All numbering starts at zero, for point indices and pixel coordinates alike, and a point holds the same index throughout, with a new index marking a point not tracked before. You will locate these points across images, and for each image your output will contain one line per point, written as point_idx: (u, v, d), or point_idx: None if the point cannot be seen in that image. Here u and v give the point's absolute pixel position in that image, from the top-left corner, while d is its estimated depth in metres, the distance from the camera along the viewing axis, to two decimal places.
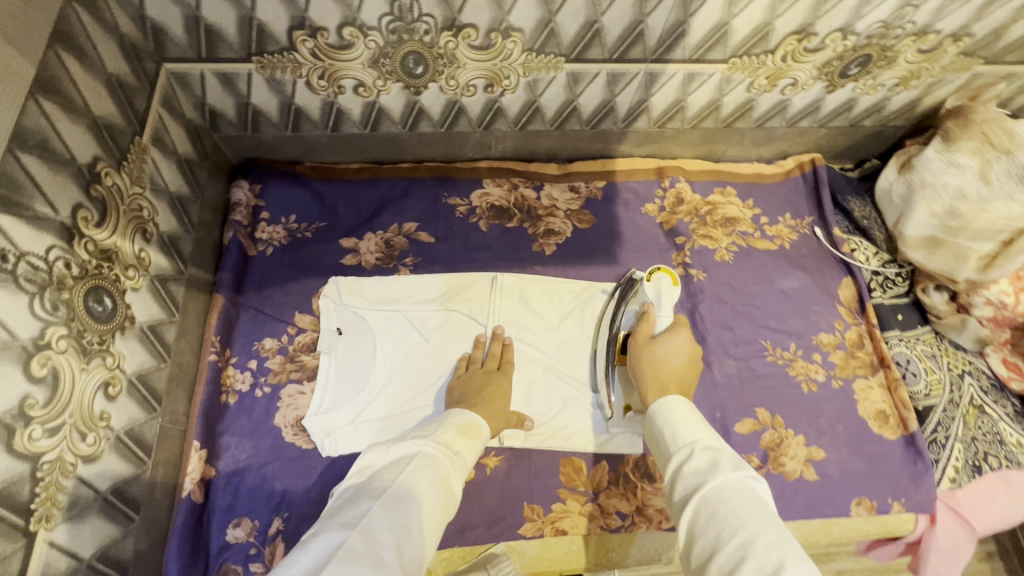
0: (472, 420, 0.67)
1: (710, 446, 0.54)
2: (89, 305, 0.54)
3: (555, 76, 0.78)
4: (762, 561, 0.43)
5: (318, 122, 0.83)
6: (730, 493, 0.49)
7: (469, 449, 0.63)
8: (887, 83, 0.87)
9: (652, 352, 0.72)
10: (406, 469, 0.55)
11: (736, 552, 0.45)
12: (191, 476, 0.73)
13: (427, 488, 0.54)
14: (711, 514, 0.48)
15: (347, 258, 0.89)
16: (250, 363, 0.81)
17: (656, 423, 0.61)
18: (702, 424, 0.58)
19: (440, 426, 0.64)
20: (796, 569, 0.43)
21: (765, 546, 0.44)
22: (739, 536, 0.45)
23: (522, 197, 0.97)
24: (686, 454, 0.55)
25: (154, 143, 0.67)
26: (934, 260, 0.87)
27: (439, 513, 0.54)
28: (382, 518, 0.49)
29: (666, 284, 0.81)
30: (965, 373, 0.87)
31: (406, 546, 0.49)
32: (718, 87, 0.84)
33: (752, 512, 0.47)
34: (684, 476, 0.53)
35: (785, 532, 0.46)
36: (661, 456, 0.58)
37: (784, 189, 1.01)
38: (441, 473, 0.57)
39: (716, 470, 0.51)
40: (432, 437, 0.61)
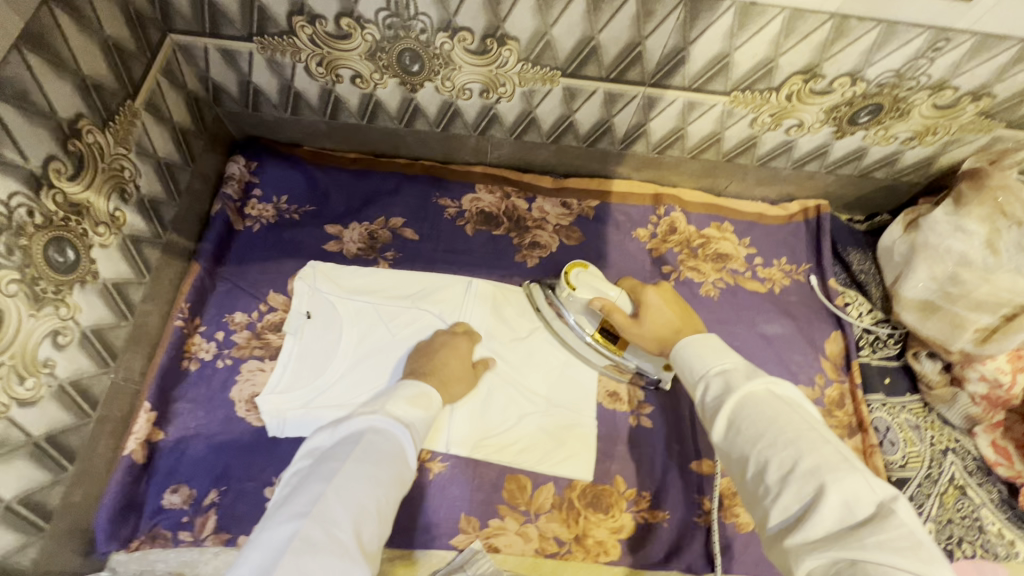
0: (421, 390, 0.66)
1: (722, 370, 0.57)
2: (49, 254, 0.56)
3: (551, 89, 0.78)
4: (781, 462, 0.47)
5: (316, 108, 0.85)
6: (746, 408, 0.52)
7: (421, 419, 0.63)
8: (900, 135, 0.83)
9: (647, 330, 0.72)
10: (354, 448, 0.55)
11: (761, 460, 0.49)
12: (136, 436, 0.74)
13: (381, 463, 0.55)
14: (734, 426, 0.52)
15: (330, 244, 0.90)
16: (217, 333, 0.82)
17: (677, 361, 0.63)
18: (712, 349, 0.59)
19: (390, 397, 0.64)
20: (811, 456, 0.46)
21: (783, 445, 0.48)
22: (758, 446, 0.49)
23: (513, 206, 0.97)
24: (704, 386, 0.57)
25: (147, 109, 0.70)
26: (929, 325, 0.82)
27: (395, 486, 0.55)
28: (336, 501, 0.50)
29: (585, 275, 0.79)
30: (949, 451, 0.82)
31: (362, 526, 0.50)
32: (719, 119, 0.82)
33: (771, 418, 0.50)
34: (707, 403, 0.56)
35: (805, 427, 0.49)
36: (686, 383, 0.61)
37: (784, 232, 0.98)
38: (394, 447, 0.57)
39: (731, 391, 0.54)
40: (382, 410, 0.60)
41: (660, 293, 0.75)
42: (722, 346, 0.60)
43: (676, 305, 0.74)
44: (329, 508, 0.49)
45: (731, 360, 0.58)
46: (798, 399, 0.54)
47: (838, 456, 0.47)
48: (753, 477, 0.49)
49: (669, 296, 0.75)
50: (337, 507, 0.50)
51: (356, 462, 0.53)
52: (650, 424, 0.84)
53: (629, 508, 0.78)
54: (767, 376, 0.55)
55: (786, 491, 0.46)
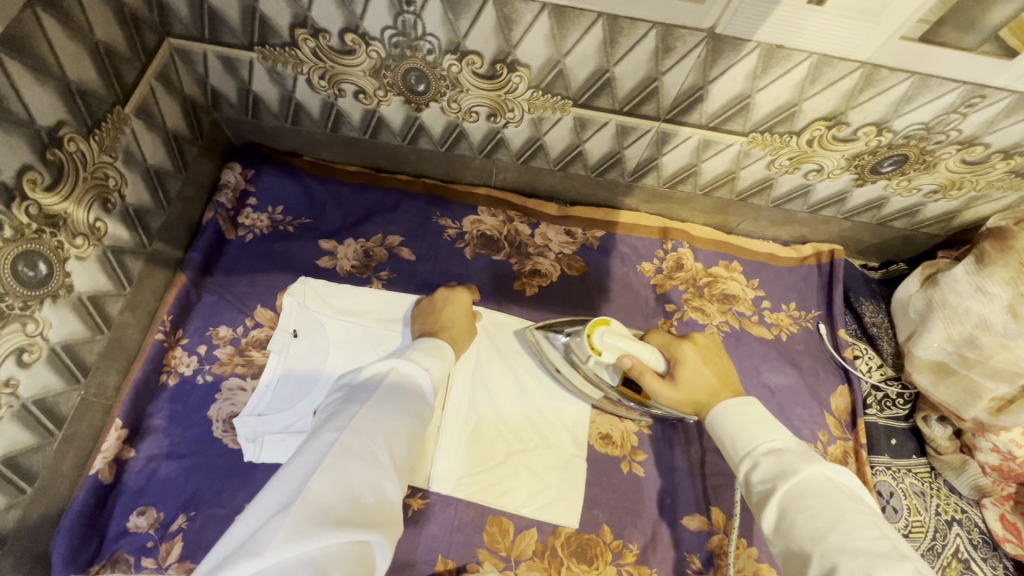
0: (438, 342, 0.69)
1: (772, 450, 0.56)
2: (18, 269, 0.53)
3: (561, 118, 0.74)
4: (849, 572, 0.45)
5: (317, 120, 0.82)
6: (805, 498, 0.51)
7: (441, 364, 0.66)
8: (924, 187, 0.79)
9: (684, 392, 0.66)
10: (381, 382, 0.58)
11: (826, 562, 0.47)
12: (103, 455, 0.71)
13: (405, 396, 0.58)
14: (794, 518, 0.50)
15: (323, 260, 0.87)
16: (199, 347, 0.80)
17: (717, 430, 0.62)
18: (756, 422, 0.59)
19: (410, 347, 0.67)
20: (886, 572, 0.44)
21: (852, 551, 0.46)
22: (824, 549, 0.47)
23: (515, 230, 0.93)
24: (751, 465, 0.57)
25: (138, 115, 0.67)
26: (941, 390, 0.78)
27: (419, 415, 0.58)
28: (369, 420, 0.53)
29: (612, 335, 0.68)
30: (954, 522, 0.78)
31: (393, 444, 0.53)
32: (735, 159, 0.78)
33: (834, 516, 0.49)
34: (755, 484, 0.56)
35: (873, 532, 0.47)
36: (728, 456, 0.61)
37: (794, 276, 0.94)
38: (416, 385, 0.60)
39: (786, 476, 0.53)
40: (404, 354, 0.64)
41: (697, 349, 0.69)
42: (765, 417, 0.60)
43: (710, 358, 0.69)
44: (363, 422, 0.52)
45: (780, 437, 0.57)
46: (857, 492, 0.53)
47: (916, 574, 0.43)
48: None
49: (704, 351, 0.70)
50: (372, 422, 0.53)
51: (383, 393, 0.57)
52: (642, 472, 0.80)
53: (614, 560, 0.74)
54: (824, 461, 0.54)
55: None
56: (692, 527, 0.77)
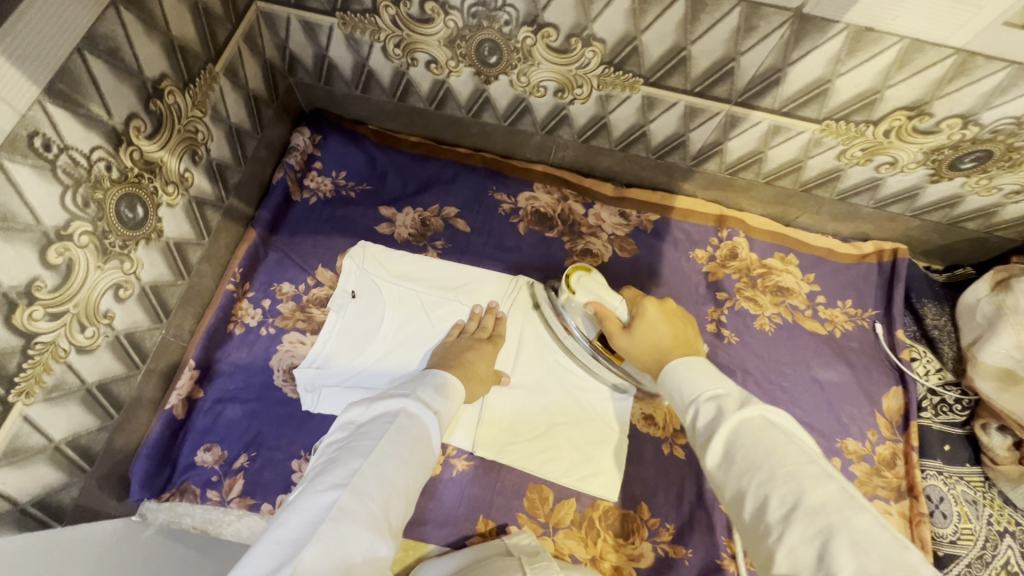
0: (448, 380, 0.65)
1: (714, 396, 0.52)
2: (120, 210, 0.57)
3: (629, 96, 0.74)
4: (781, 496, 0.42)
5: (386, 88, 0.84)
6: (742, 437, 0.47)
7: (449, 409, 0.61)
8: (1005, 187, 0.76)
9: (637, 346, 0.67)
10: (390, 427, 0.53)
11: (759, 495, 0.43)
12: (179, 391, 0.76)
13: (414, 444, 0.53)
14: (733, 456, 0.47)
15: (382, 226, 0.90)
16: (264, 301, 0.84)
17: (666, 387, 0.59)
18: (698, 372, 0.56)
19: (419, 384, 0.62)
20: (814, 492, 0.41)
21: (782, 480, 0.43)
22: (754, 478, 0.44)
23: (569, 209, 0.94)
24: (696, 411, 0.53)
25: (226, 74, 0.70)
26: (1005, 398, 0.75)
27: (423, 471, 0.53)
28: (372, 478, 0.47)
29: (589, 281, 0.74)
30: (1008, 534, 0.75)
31: (391, 504, 0.48)
32: (804, 147, 0.77)
33: (769, 449, 0.45)
34: (699, 429, 0.52)
35: (805, 461, 0.43)
36: (677, 409, 0.57)
37: (853, 273, 0.92)
38: (424, 431, 0.55)
39: (723, 417, 0.49)
40: (415, 394, 0.58)
41: (658, 306, 0.69)
42: (714, 371, 0.56)
43: (672, 320, 0.68)
44: (364, 480, 0.47)
45: (724, 384, 0.53)
46: (796, 429, 0.49)
47: (844, 493, 0.41)
48: (754, 515, 0.43)
49: (670, 312, 0.69)
50: (372, 481, 0.47)
51: (393, 440, 0.51)
52: (683, 454, 0.81)
53: (650, 537, 0.76)
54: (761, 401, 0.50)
55: (789, 532, 0.40)
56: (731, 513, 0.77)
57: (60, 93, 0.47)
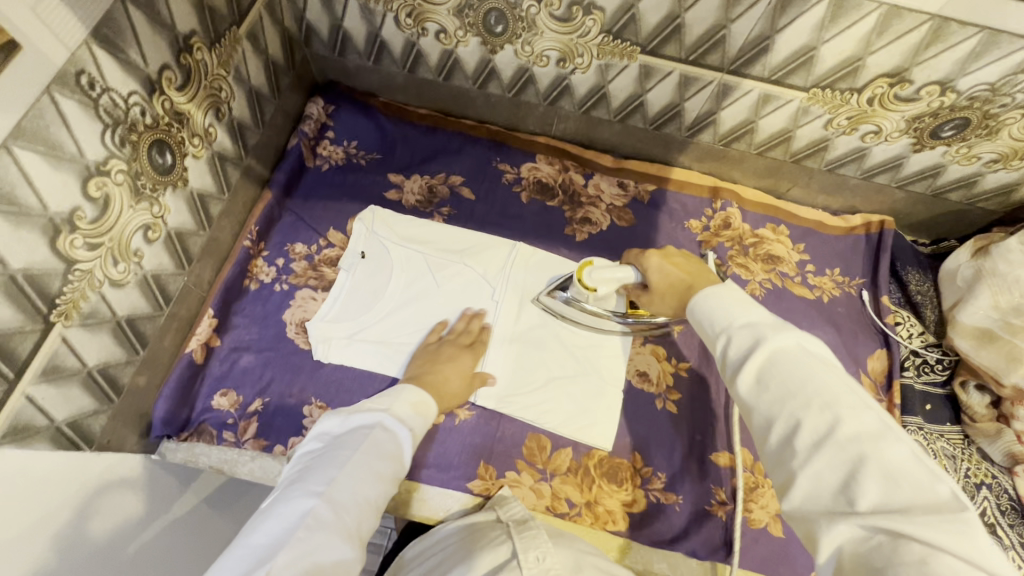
0: (424, 395, 0.69)
1: (748, 324, 0.51)
2: (152, 155, 0.61)
3: (627, 65, 0.79)
4: (815, 424, 0.43)
5: (397, 59, 0.89)
6: (776, 365, 0.47)
7: (422, 425, 0.66)
8: (984, 156, 0.80)
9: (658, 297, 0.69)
10: (364, 442, 0.58)
11: (789, 420, 0.44)
12: (198, 338, 0.80)
13: (384, 459, 0.58)
14: (767, 384, 0.46)
15: (391, 192, 0.95)
16: (278, 260, 0.88)
17: (695, 317, 0.57)
18: (731, 300, 0.54)
19: (396, 396, 0.67)
20: (850, 423, 0.42)
21: (818, 407, 0.43)
22: (786, 405, 0.44)
23: (570, 180, 0.98)
24: (726, 340, 0.51)
25: (248, 38, 0.75)
26: (982, 355, 0.79)
27: (391, 484, 0.58)
28: (344, 489, 0.53)
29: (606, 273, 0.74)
30: (983, 486, 0.79)
31: (362, 517, 0.53)
32: (793, 116, 0.81)
33: (805, 378, 0.45)
34: (728, 357, 0.51)
35: (843, 390, 0.44)
36: (705, 338, 0.55)
37: (841, 244, 0.96)
38: (396, 447, 0.60)
39: (757, 347, 0.48)
40: (389, 409, 0.63)
41: (658, 254, 0.71)
42: (743, 297, 0.54)
43: (673, 261, 0.69)
44: (337, 490, 0.52)
45: (756, 313, 0.52)
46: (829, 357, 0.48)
47: (880, 424, 0.42)
48: (779, 442, 0.44)
49: (668, 256, 0.70)
50: (344, 492, 0.52)
51: (366, 455, 0.56)
52: (675, 409, 0.85)
53: (643, 484, 0.80)
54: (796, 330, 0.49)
55: (818, 456, 0.41)
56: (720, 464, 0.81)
57: (105, 37, 0.52)
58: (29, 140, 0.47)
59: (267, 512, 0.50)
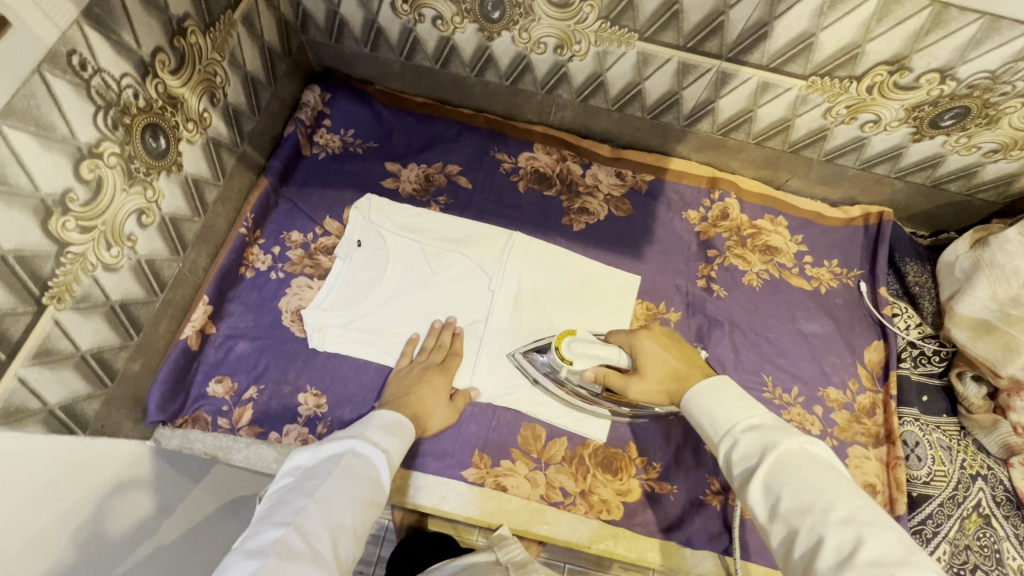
0: (399, 419, 0.69)
1: (751, 425, 0.58)
2: (146, 139, 0.61)
3: (625, 52, 0.78)
4: (837, 541, 0.47)
5: (394, 46, 0.88)
6: (786, 471, 0.53)
7: (398, 446, 0.66)
8: (984, 146, 0.79)
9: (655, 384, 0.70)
10: (334, 469, 0.57)
11: (811, 535, 0.48)
12: (192, 324, 0.79)
13: (358, 484, 0.57)
14: (782, 495, 0.51)
15: (387, 181, 0.94)
16: (274, 248, 0.88)
17: (693, 412, 0.63)
18: (727, 396, 0.62)
19: (369, 424, 0.67)
20: (870, 542, 0.45)
21: (837, 522, 0.48)
22: (806, 518, 0.49)
23: (567, 169, 0.98)
24: (732, 443, 0.58)
25: (244, 23, 0.74)
26: (978, 345, 0.79)
27: (370, 507, 0.58)
28: (317, 516, 0.52)
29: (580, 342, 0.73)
30: (978, 477, 0.79)
31: (339, 541, 0.52)
32: (792, 105, 0.80)
33: (819, 491, 0.50)
34: (737, 463, 0.57)
35: (854, 502, 0.49)
36: (708, 437, 0.61)
37: (840, 235, 0.95)
38: (371, 470, 0.60)
39: (767, 454, 0.54)
40: (361, 434, 0.63)
41: (653, 338, 0.73)
42: (738, 393, 0.62)
43: (669, 346, 0.72)
44: (308, 518, 0.51)
45: (756, 412, 0.59)
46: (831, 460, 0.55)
47: (897, 543, 0.46)
48: (805, 554, 0.48)
49: (662, 341, 0.73)
50: (317, 520, 0.52)
51: (337, 482, 0.56)
52: None
53: (638, 474, 0.79)
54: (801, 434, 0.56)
55: (842, 572, 0.44)
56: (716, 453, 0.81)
57: (96, 17, 0.51)
58: (19, 119, 0.46)
59: (238, 549, 0.50)
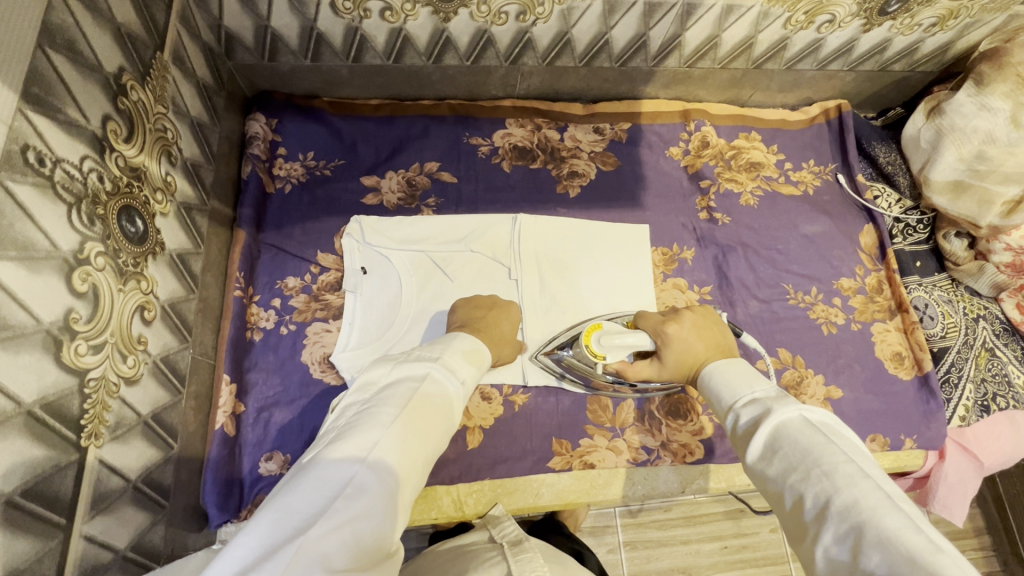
0: (476, 346, 0.62)
1: (752, 400, 0.55)
2: (123, 225, 0.52)
3: (590, 4, 0.75)
4: (817, 494, 0.44)
5: (339, 51, 0.79)
6: (778, 437, 0.49)
7: (474, 375, 0.59)
8: (925, 22, 0.85)
9: (675, 369, 0.69)
10: (413, 395, 0.51)
11: (796, 490, 0.46)
12: (223, 410, 0.73)
13: (434, 415, 0.51)
14: (771, 457, 0.49)
15: (369, 198, 0.88)
16: (274, 301, 0.80)
17: (707, 391, 0.62)
18: (732, 374, 0.59)
19: (446, 346, 0.60)
20: (847, 492, 0.42)
21: (817, 478, 0.44)
22: (788, 477, 0.46)
23: (545, 137, 0.95)
24: (734, 417, 0.56)
25: (175, 62, 0.64)
26: (959, 205, 0.87)
27: (441, 436, 0.52)
28: (391, 452, 0.46)
29: (613, 339, 0.70)
30: (980, 318, 0.89)
31: (409, 479, 0.47)
32: (754, 23, 0.82)
33: (804, 450, 0.46)
34: (739, 434, 0.54)
35: (839, 458, 0.45)
36: (719, 414, 0.59)
37: (808, 136, 1.00)
38: (446, 401, 0.54)
39: (759, 420, 0.52)
40: (439, 359, 0.56)
41: (686, 324, 0.70)
42: (748, 371, 0.60)
43: (700, 331, 0.70)
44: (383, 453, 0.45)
45: (760, 388, 0.56)
46: (836, 425, 0.50)
47: (880, 492, 0.42)
48: (793, 513, 0.46)
49: (694, 326, 0.70)
50: (390, 454, 0.46)
51: (414, 411, 0.50)
52: None
53: (705, 411, 0.83)
54: (797, 401, 0.52)
55: (823, 529, 0.42)
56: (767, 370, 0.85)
57: (35, 97, 0.42)
58: None
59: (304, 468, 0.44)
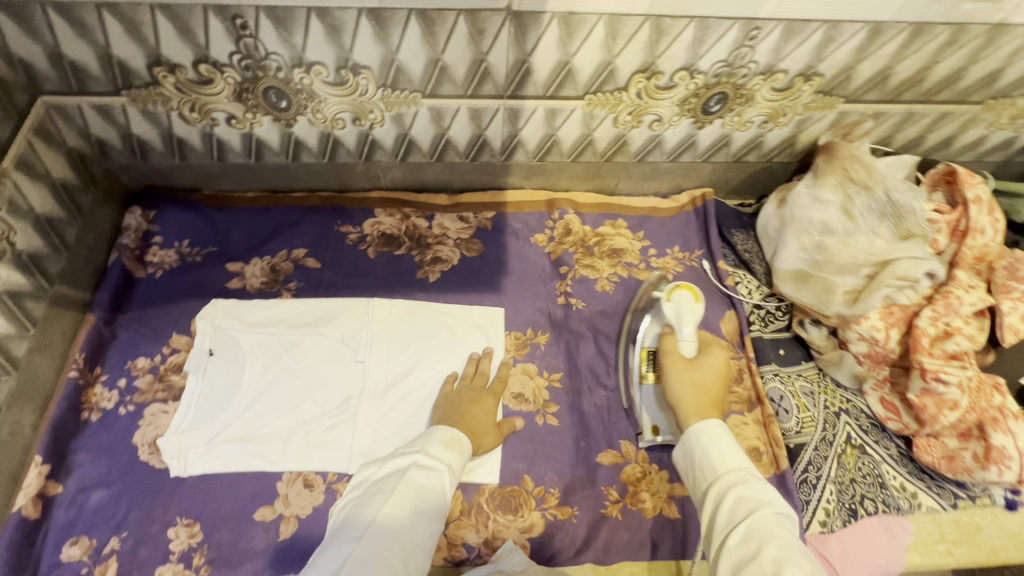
0: (454, 434, 0.69)
1: (752, 479, 0.58)
2: None
3: (417, 110, 0.82)
4: None
5: (202, 151, 0.88)
6: (779, 531, 0.52)
7: (459, 460, 0.66)
8: (755, 119, 0.88)
9: (691, 381, 0.71)
10: (398, 483, 0.60)
11: None
12: (26, 492, 0.74)
13: (419, 501, 0.59)
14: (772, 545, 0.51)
15: (232, 282, 0.92)
16: (118, 381, 0.83)
17: (693, 441, 0.63)
18: (738, 447, 0.61)
19: (427, 439, 0.68)
20: None
21: None
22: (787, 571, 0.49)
23: (413, 226, 1.00)
24: (734, 482, 0.57)
25: (19, 167, 0.73)
26: (803, 294, 0.86)
27: (434, 521, 0.59)
28: (382, 528, 0.55)
29: (686, 302, 0.81)
30: (842, 412, 0.85)
31: (408, 556, 0.55)
32: (583, 123, 0.86)
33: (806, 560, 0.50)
34: (729, 502, 0.56)
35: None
36: (700, 467, 0.61)
37: (676, 223, 1.02)
38: (431, 481, 0.61)
39: (765, 505, 0.54)
40: (422, 450, 0.65)
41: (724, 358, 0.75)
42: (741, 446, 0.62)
43: (726, 378, 0.73)
44: (374, 532, 0.55)
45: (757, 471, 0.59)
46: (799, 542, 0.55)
47: None
48: None
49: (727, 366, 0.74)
50: (382, 534, 0.55)
51: (401, 494, 0.59)
52: (556, 420, 0.85)
53: (538, 506, 0.79)
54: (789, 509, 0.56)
55: None
56: (606, 463, 0.83)
57: None
58: None
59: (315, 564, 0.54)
